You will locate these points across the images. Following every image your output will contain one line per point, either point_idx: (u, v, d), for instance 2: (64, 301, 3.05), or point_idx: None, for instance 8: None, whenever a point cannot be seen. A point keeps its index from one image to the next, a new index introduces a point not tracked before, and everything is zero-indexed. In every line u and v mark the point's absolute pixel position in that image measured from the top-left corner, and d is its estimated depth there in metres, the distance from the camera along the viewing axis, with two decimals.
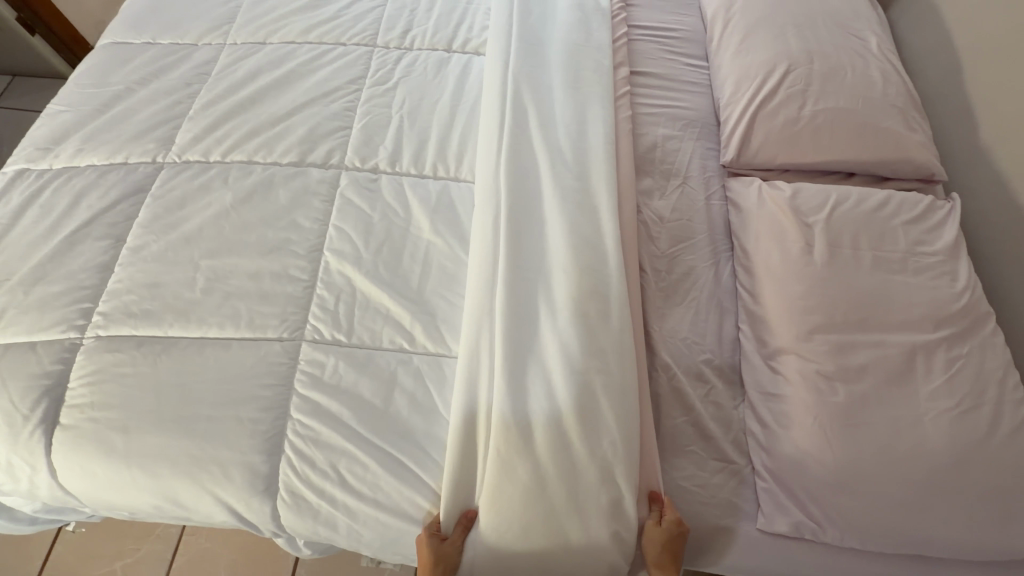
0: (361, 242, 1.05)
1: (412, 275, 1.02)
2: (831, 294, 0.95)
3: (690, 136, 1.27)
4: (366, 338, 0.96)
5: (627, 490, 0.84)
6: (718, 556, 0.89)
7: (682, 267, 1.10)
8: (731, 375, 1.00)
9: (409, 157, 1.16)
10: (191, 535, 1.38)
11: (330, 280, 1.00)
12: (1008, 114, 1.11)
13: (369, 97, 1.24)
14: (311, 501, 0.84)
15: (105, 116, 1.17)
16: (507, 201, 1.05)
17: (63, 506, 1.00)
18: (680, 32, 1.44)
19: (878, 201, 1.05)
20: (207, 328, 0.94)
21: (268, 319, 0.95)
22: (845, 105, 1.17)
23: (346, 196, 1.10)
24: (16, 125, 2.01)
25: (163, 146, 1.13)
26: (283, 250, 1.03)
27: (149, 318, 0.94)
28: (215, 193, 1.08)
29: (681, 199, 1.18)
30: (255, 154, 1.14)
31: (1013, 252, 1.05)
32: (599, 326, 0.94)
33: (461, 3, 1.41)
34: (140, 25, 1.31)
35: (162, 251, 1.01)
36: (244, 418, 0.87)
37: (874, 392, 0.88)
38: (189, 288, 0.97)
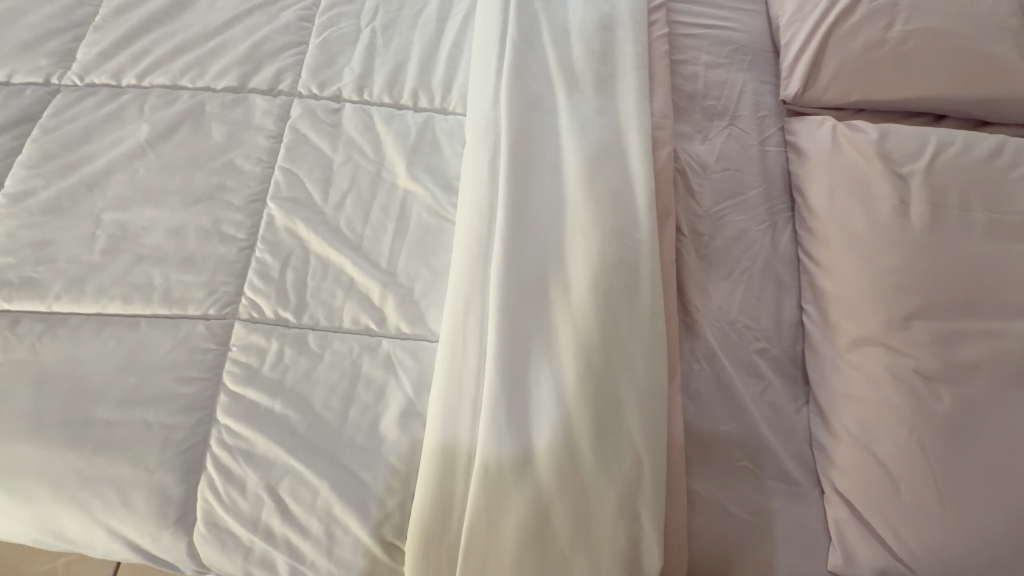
0: (319, 192, 0.80)
1: (384, 236, 0.78)
2: (934, 268, 0.73)
3: (740, 65, 1.00)
4: (323, 318, 0.73)
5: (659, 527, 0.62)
6: None
7: (730, 231, 0.87)
8: (792, 370, 0.79)
9: (384, 82, 0.90)
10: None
11: (276, 240, 0.76)
12: None
13: (332, 4, 0.96)
14: (242, 536, 0.62)
15: None
16: (510, 140, 0.80)
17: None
18: None
19: (991, 147, 0.81)
20: (109, 302, 0.70)
21: (191, 291, 0.72)
22: (944, 26, 0.92)
23: (299, 130, 0.84)
24: None
25: (57, 60, 0.86)
26: (213, 199, 0.77)
27: (29, 288, 0.70)
28: (124, 123, 0.82)
29: (728, 143, 0.93)
30: (180, 73, 0.87)
31: None
32: (629, 306, 0.71)
33: None
34: None
35: (49, 198, 0.75)
36: (153, 423, 0.64)
37: (991, 398, 0.67)
38: (86, 248, 0.73)
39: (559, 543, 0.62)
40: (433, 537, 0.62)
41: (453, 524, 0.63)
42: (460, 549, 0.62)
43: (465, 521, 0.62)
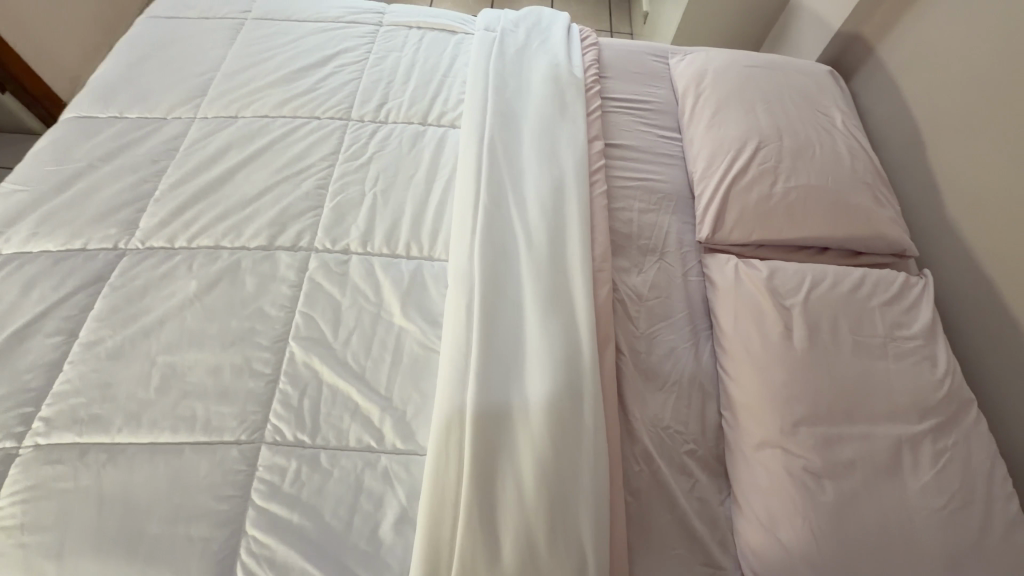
0: (330, 331, 1.00)
1: (383, 366, 0.97)
2: (814, 381, 0.93)
3: (666, 209, 1.27)
4: (333, 439, 0.90)
5: None
6: None
7: (662, 349, 1.07)
8: (715, 466, 0.97)
9: (384, 236, 1.13)
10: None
11: (295, 373, 0.95)
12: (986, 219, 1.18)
13: (342, 173, 1.22)
14: None
15: (65, 196, 1.12)
16: (483, 285, 1.02)
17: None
18: (653, 104, 1.46)
19: (855, 281, 1.05)
20: (160, 432, 0.87)
21: (226, 420, 0.89)
22: (816, 182, 1.19)
23: (316, 279, 1.06)
24: None
25: (123, 228, 1.09)
26: (245, 341, 0.97)
27: (96, 423, 0.87)
28: (177, 279, 1.03)
29: (658, 275, 1.17)
30: (222, 235, 1.10)
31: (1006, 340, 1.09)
32: (577, 421, 0.90)
33: (437, 77, 1.42)
34: (108, 98, 1.29)
35: (115, 346, 0.95)
36: (194, 536, 0.79)
37: (863, 489, 0.86)
38: (142, 386, 0.91)
39: None
40: None
41: None
42: None
43: None
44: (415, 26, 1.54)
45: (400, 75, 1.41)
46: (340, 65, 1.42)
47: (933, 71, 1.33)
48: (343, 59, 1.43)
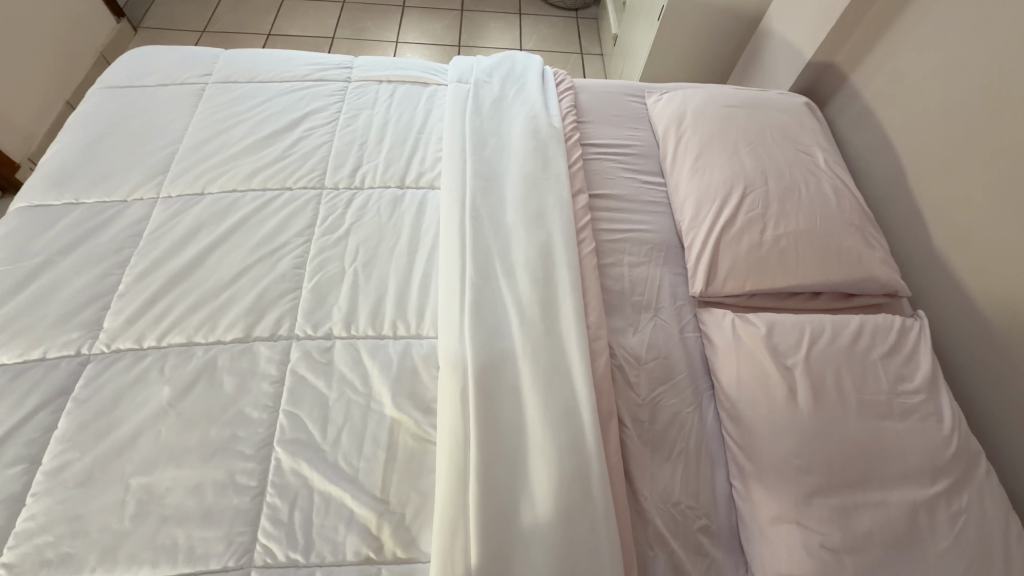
0: (318, 430, 0.94)
1: (377, 465, 0.92)
2: (823, 448, 0.90)
3: (657, 261, 1.24)
4: (329, 556, 0.84)
5: None
6: None
7: (665, 415, 1.04)
8: (730, 540, 0.94)
9: (368, 316, 1.08)
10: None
11: (283, 483, 0.89)
12: (976, 251, 1.15)
13: (320, 248, 1.16)
14: None
15: (20, 298, 1.04)
16: (477, 368, 0.98)
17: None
18: (634, 147, 1.44)
19: (854, 333, 1.03)
20: (139, 568, 0.80)
21: (211, 546, 0.83)
22: (805, 227, 1.18)
23: (299, 372, 1.00)
24: None
25: (86, 331, 1.01)
26: (227, 450, 0.91)
27: (67, 563, 0.80)
28: (148, 384, 0.96)
29: (655, 333, 1.14)
30: (195, 330, 1.02)
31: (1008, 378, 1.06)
32: (587, 512, 0.86)
33: (412, 134, 1.38)
34: (63, 183, 1.21)
35: (83, 470, 0.87)
36: None
37: (884, 562, 0.83)
38: (117, 515, 0.84)
39: None
40: None
41: None
42: None
43: None
44: (385, 80, 1.49)
45: (373, 135, 1.36)
46: (310, 128, 1.36)
47: (910, 102, 1.33)
48: (313, 122, 1.38)
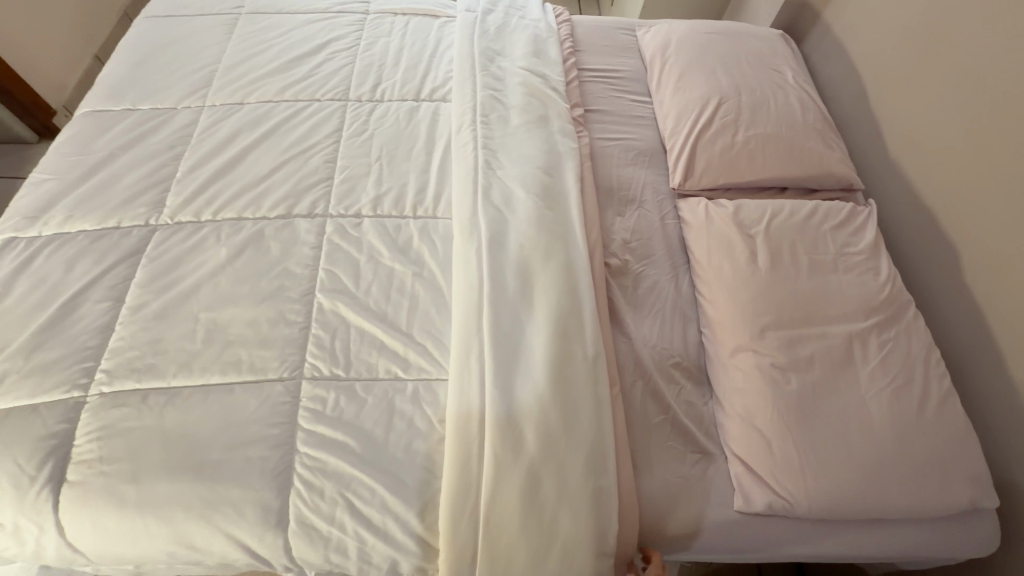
0: (352, 283, 1.12)
1: (402, 309, 1.10)
2: (776, 295, 1.08)
3: (641, 163, 1.41)
4: (365, 372, 1.02)
5: (609, 471, 0.91)
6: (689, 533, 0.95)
7: (646, 282, 1.21)
8: (699, 375, 1.11)
9: (391, 200, 1.25)
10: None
11: (325, 320, 1.07)
12: (932, 165, 1.27)
13: (348, 149, 1.33)
14: (323, 531, 0.88)
15: (91, 182, 1.20)
16: (480, 145, 1.30)
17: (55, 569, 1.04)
18: (623, 72, 1.61)
19: (808, 211, 1.20)
20: (211, 376, 0.99)
21: (269, 361, 1.01)
22: (772, 130, 1.34)
23: (334, 241, 1.18)
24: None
25: (152, 207, 1.18)
26: (278, 296, 1.09)
27: (152, 371, 0.98)
28: (208, 248, 1.13)
29: (638, 221, 1.30)
30: (243, 209, 1.20)
31: (939, 247, 1.23)
32: (577, 337, 1.03)
33: (425, 57, 1.53)
34: (119, 93, 1.37)
35: (158, 307, 1.05)
36: (259, 455, 0.91)
37: (823, 378, 1.01)
38: (189, 337, 1.02)
39: (549, 498, 0.88)
40: (458, 507, 0.87)
41: (473, 489, 0.88)
42: (480, 502, 0.87)
43: (482, 491, 0.88)
44: (400, 13, 1.64)
45: (390, 58, 1.52)
46: (333, 51, 1.52)
47: (863, 42, 1.51)
48: (336, 46, 1.53)
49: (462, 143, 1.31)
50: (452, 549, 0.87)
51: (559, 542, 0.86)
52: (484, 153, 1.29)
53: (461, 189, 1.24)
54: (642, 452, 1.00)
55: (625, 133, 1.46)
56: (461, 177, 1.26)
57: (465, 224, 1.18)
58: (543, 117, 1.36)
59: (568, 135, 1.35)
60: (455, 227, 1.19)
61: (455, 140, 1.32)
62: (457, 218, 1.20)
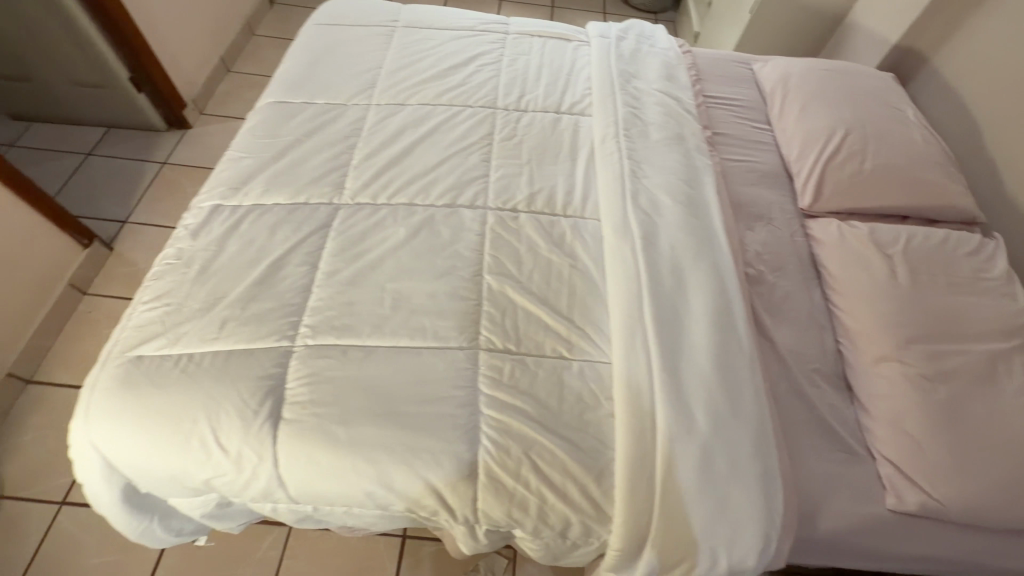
0: (516, 269, 1.23)
1: (562, 295, 1.20)
2: (918, 310, 1.15)
3: (767, 184, 1.51)
4: (534, 348, 1.11)
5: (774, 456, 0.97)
6: (845, 526, 1.00)
7: (782, 292, 1.29)
8: (839, 382, 1.18)
9: (543, 198, 1.36)
10: (300, 529, 1.65)
11: (495, 298, 1.17)
12: None
13: (501, 150, 1.46)
14: (508, 486, 0.96)
15: (282, 162, 1.34)
16: (625, 156, 1.42)
17: (226, 505, 1.17)
18: (743, 100, 1.72)
19: (941, 237, 1.27)
20: (400, 338, 1.09)
21: (450, 331, 1.11)
22: (898, 161, 1.43)
23: (495, 230, 1.29)
24: (128, 181, 2.42)
25: (335, 188, 1.32)
26: (452, 274, 1.19)
27: (349, 329, 1.09)
28: (388, 227, 1.25)
29: (769, 235, 1.39)
30: (414, 196, 1.33)
31: None
32: (733, 332, 1.11)
33: (563, 75, 1.67)
34: (299, 87, 1.53)
35: (350, 274, 1.16)
36: (449, 412, 1.00)
37: (970, 391, 1.06)
38: (378, 303, 1.13)
39: (722, 475, 0.95)
40: (636, 475, 0.95)
41: (649, 460, 0.96)
42: (657, 472, 0.95)
43: (659, 462, 0.95)
44: (538, 34, 1.80)
45: (532, 72, 1.66)
46: (481, 64, 1.67)
47: (978, 86, 1.59)
48: (483, 59, 1.68)
49: (607, 153, 1.43)
50: (628, 514, 0.94)
51: (731, 516, 0.93)
52: (629, 163, 1.40)
53: (610, 194, 1.35)
54: (794, 446, 1.06)
55: (749, 155, 1.57)
56: (609, 183, 1.37)
57: (617, 225, 1.28)
58: (680, 135, 1.47)
59: (704, 153, 1.46)
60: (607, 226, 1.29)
61: (600, 150, 1.44)
62: (609, 219, 1.30)
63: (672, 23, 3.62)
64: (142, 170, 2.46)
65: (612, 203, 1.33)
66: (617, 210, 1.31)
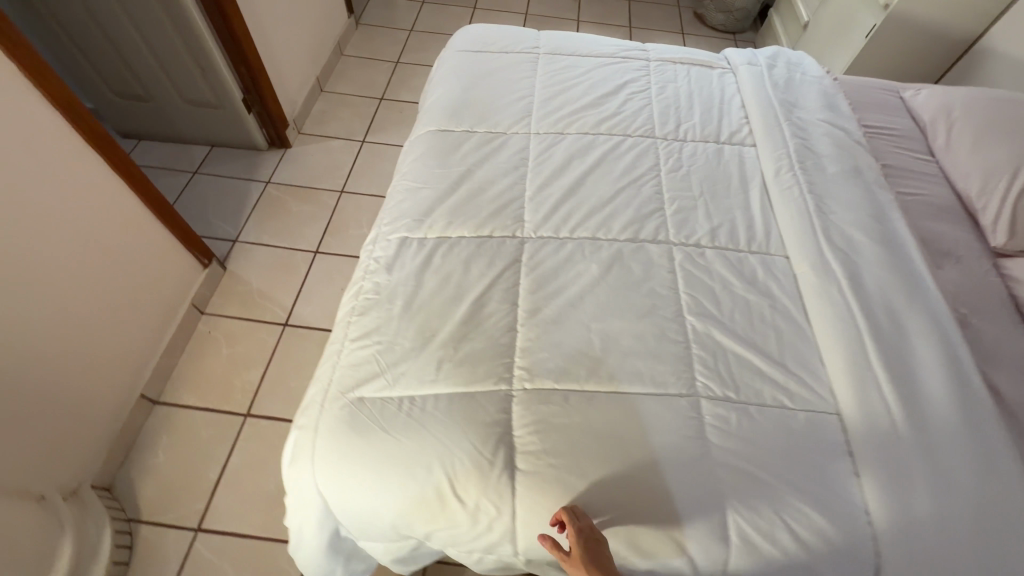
0: (716, 309, 1.18)
1: (769, 338, 1.14)
2: None
3: (947, 219, 1.44)
4: (753, 396, 1.06)
5: None
6: None
7: (994, 336, 1.21)
8: None
9: (725, 233, 1.32)
10: None
11: (702, 341, 1.13)
12: None
13: (671, 182, 1.42)
14: (761, 547, 0.92)
15: (459, 193, 1.32)
16: (805, 191, 1.37)
17: (415, 550, 1.11)
18: (901, 130, 1.66)
19: None
20: (618, 384, 1.04)
21: (666, 376, 1.06)
22: None
23: (685, 267, 1.24)
24: (234, 199, 2.43)
25: (516, 220, 1.29)
26: (654, 314, 1.15)
27: (565, 374, 1.05)
28: (579, 263, 1.22)
29: (964, 274, 1.31)
30: (596, 230, 1.29)
31: None
32: (968, 386, 1.05)
33: (715, 103, 1.63)
34: (458, 116, 1.51)
35: (553, 313, 1.13)
36: (688, 467, 0.96)
37: None
38: (588, 345, 1.09)
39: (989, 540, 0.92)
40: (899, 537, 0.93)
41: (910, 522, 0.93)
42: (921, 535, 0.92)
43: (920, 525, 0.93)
44: (680, 61, 1.77)
45: (683, 101, 1.63)
46: (631, 92, 1.64)
47: None
48: (632, 87, 1.66)
49: (785, 187, 1.38)
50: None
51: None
52: (812, 198, 1.35)
53: (797, 231, 1.30)
54: None
55: (921, 188, 1.50)
56: (794, 219, 1.32)
57: (814, 265, 1.23)
58: (857, 169, 1.42)
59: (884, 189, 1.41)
60: (803, 266, 1.24)
61: (775, 183, 1.40)
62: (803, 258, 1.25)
63: (751, 44, 3.57)
64: (247, 188, 2.47)
65: (803, 240, 1.28)
66: (811, 248, 1.26)
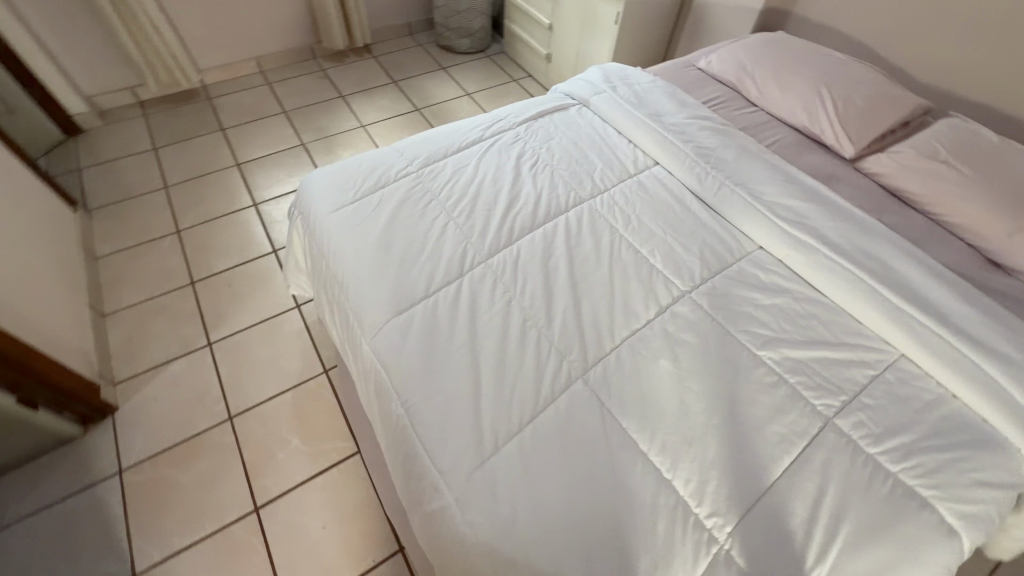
0: (768, 329, 1.23)
1: (819, 327, 1.24)
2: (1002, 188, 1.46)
3: (805, 152, 1.75)
4: (856, 387, 1.14)
5: None
6: None
7: (904, 225, 1.51)
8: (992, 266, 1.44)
9: (712, 256, 1.37)
10: None
11: (787, 366, 1.16)
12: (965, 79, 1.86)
13: (635, 235, 1.41)
14: (976, 512, 0.98)
15: (487, 374, 1.11)
16: (730, 186, 1.51)
17: None
18: (723, 96, 1.95)
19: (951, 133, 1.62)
20: (780, 459, 1.02)
21: (799, 421, 1.07)
22: (873, 90, 1.76)
23: (717, 307, 1.26)
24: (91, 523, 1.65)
25: (561, 364, 1.13)
26: (739, 370, 1.15)
27: (742, 488, 0.98)
28: (647, 367, 1.14)
29: (850, 189, 1.62)
30: (628, 322, 1.22)
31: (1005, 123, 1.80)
32: (941, 278, 1.31)
33: (600, 140, 1.68)
34: (404, 285, 1.26)
35: (678, 435, 1.04)
36: (886, 490, 0.98)
37: None
38: (728, 442, 1.03)
39: None
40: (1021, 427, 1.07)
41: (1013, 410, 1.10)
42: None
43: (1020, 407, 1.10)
44: (539, 114, 1.76)
45: (576, 151, 1.63)
46: (529, 166, 1.58)
47: None
48: (527, 160, 1.60)
49: (714, 191, 1.51)
50: None
51: None
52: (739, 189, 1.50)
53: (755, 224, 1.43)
54: None
55: (772, 136, 1.79)
56: (744, 215, 1.45)
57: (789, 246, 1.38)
58: (741, 147, 1.62)
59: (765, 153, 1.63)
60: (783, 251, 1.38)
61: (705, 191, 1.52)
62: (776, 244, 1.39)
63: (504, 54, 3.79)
64: (97, 497, 1.71)
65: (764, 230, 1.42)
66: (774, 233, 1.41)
